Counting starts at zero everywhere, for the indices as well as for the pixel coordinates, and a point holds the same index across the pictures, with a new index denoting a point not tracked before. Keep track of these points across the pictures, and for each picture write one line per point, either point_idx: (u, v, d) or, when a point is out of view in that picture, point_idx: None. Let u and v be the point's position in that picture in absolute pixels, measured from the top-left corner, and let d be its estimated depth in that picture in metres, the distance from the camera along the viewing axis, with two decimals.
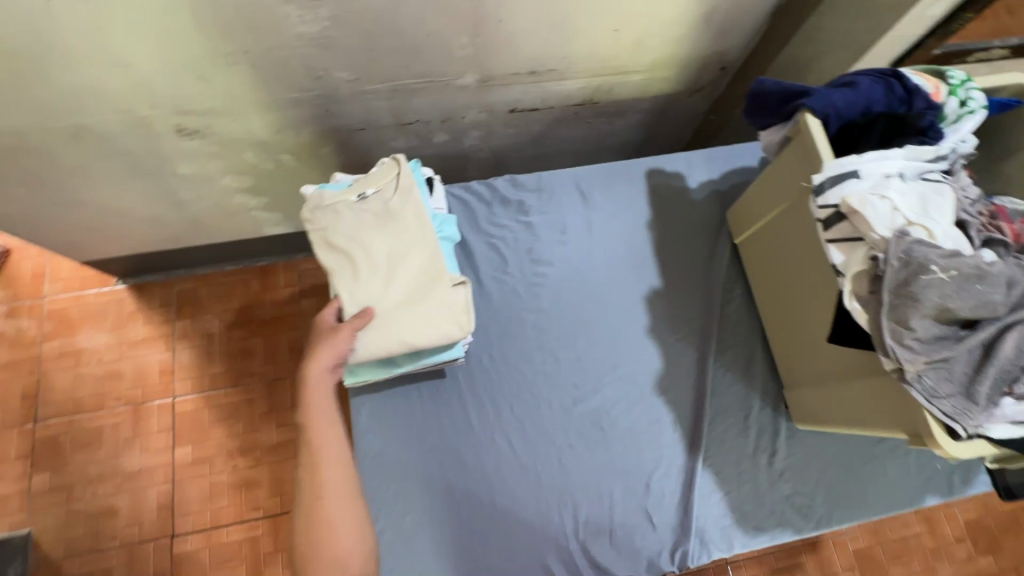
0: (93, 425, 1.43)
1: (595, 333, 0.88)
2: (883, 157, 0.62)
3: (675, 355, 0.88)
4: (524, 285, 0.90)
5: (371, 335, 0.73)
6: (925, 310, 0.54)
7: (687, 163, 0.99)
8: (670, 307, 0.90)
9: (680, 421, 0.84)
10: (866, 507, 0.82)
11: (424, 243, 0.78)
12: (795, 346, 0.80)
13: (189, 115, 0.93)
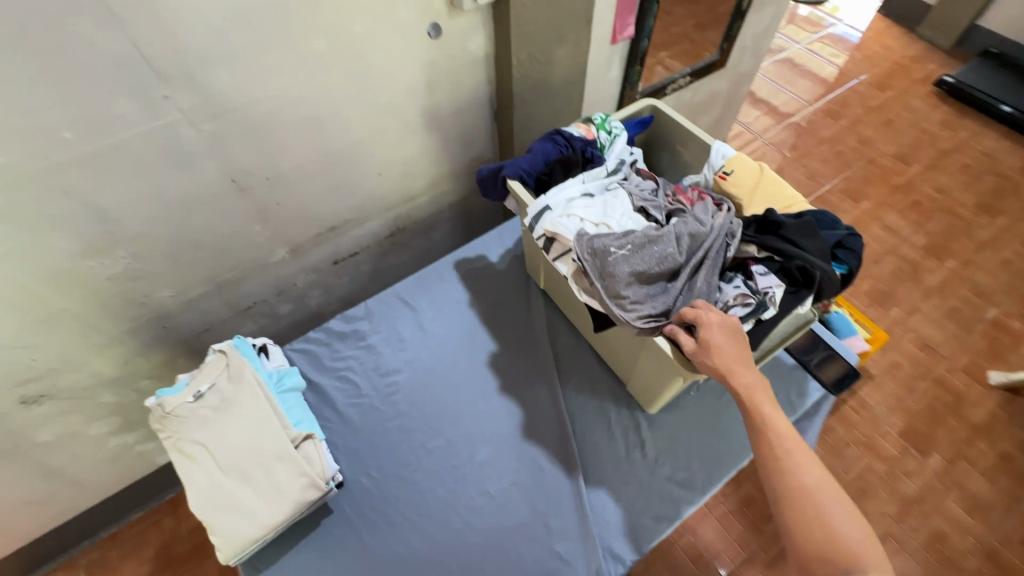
0: None
1: (457, 412, 0.96)
2: (565, 188, 0.81)
3: (531, 400, 0.97)
4: (382, 399, 0.98)
5: (235, 518, 0.76)
6: (623, 281, 0.69)
7: (485, 245, 1.17)
8: (512, 361, 1.02)
9: (556, 454, 0.91)
10: (735, 455, 0.91)
11: (265, 415, 0.82)
12: (608, 348, 0.94)
13: (30, 385, 0.97)
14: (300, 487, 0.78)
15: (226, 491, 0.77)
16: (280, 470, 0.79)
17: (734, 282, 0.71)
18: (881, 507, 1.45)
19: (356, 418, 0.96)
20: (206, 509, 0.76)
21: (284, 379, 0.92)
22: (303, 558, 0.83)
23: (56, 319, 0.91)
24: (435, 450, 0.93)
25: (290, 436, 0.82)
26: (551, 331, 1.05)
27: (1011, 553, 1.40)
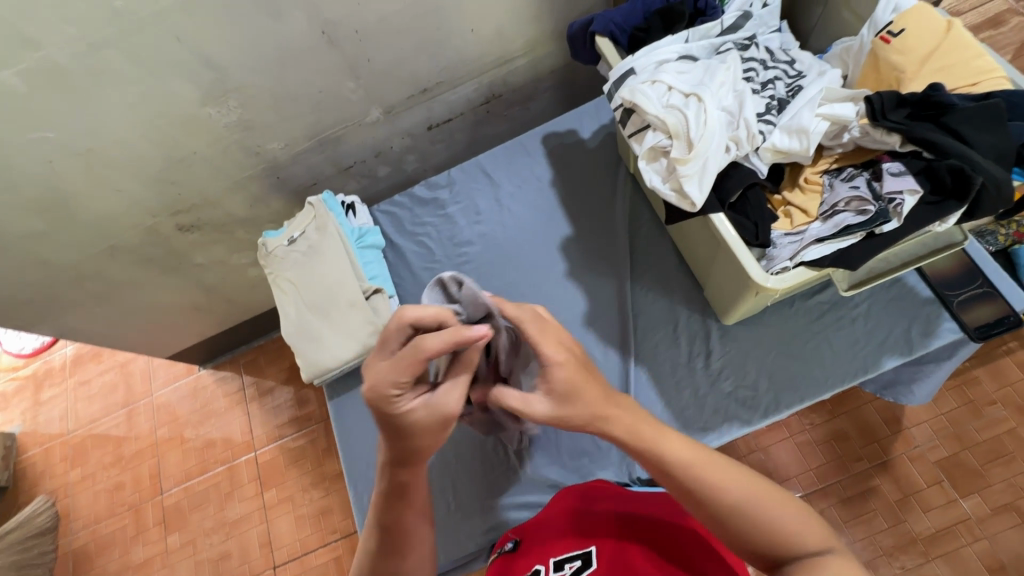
0: (203, 488, 1.72)
1: (520, 289, 0.97)
2: (659, 48, 0.67)
3: (596, 291, 0.94)
4: (453, 268, 1.01)
5: (315, 350, 0.88)
6: (685, 131, 0.60)
7: (578, 119, 1.06)
8: (584, 248, 0.97)
9: (611, 342, 0.89)
10: (814, 386, 0.80)
11: (342, 263, 0.91)
12: (688, 249, 0.84)
13: (182, 214, 1.17)
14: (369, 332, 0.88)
15: (308, 325, 0.89)
16: (352, 314, 0.88)
17: (852, 182, 0.58)
18: (1013, 477, 1.22)
19: (429, 283, 1.01)
20: (293, 337, 0.90)
21: (365, 237, 0.99)
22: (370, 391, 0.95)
23: (189, 159, 1.05)
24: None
25: (362, 286, 0.90)
26: (633, 225, 0.97)
27: None
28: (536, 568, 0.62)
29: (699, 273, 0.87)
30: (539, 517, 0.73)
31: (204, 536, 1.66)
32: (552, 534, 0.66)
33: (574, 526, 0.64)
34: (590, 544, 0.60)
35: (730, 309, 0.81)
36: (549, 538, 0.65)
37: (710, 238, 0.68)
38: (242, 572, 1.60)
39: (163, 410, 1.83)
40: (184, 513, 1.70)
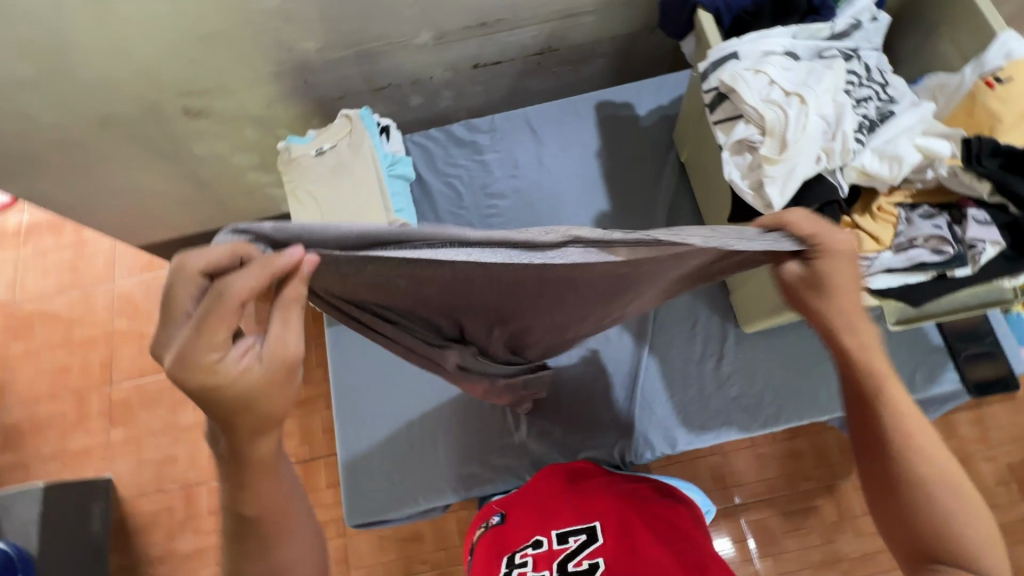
0: (156, 388, 1.65)
1: None
2: (766, 37, 0.64)
3: None
4: (480, 219, 0.98)
5: None
6: (780, 133, 0.58)
7: (636, 93, 1.02)
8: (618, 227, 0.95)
9: (628, 326, 0.89)
10: (816, 407, 0.82)
11: (371, 189, 0.86)
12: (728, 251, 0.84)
13: (191, 97, 1.07)
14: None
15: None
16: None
17: (932, 221, 0.59)
18: None
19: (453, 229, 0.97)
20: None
21: (395, 166, 0.94)
22: None
23: (215, 38, 0.95)
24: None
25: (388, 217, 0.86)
26: (671, 216, 0.95)
27: None
28: (536, 538, 0.61)
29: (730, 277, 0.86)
30: (523, 487, 0.72)
31: (150, 437, 1.60)
32: (548, 506, 0.65)
33: (572, 502, 0.64)
34: (593, 520, 0.60)
35: (756, 318, 0.81)
36: (546, 510, 0.64)
37: None
38: (185, 479, 1.56)
39: (123, 300, 1.73)
40: (131, 409, 1.63)
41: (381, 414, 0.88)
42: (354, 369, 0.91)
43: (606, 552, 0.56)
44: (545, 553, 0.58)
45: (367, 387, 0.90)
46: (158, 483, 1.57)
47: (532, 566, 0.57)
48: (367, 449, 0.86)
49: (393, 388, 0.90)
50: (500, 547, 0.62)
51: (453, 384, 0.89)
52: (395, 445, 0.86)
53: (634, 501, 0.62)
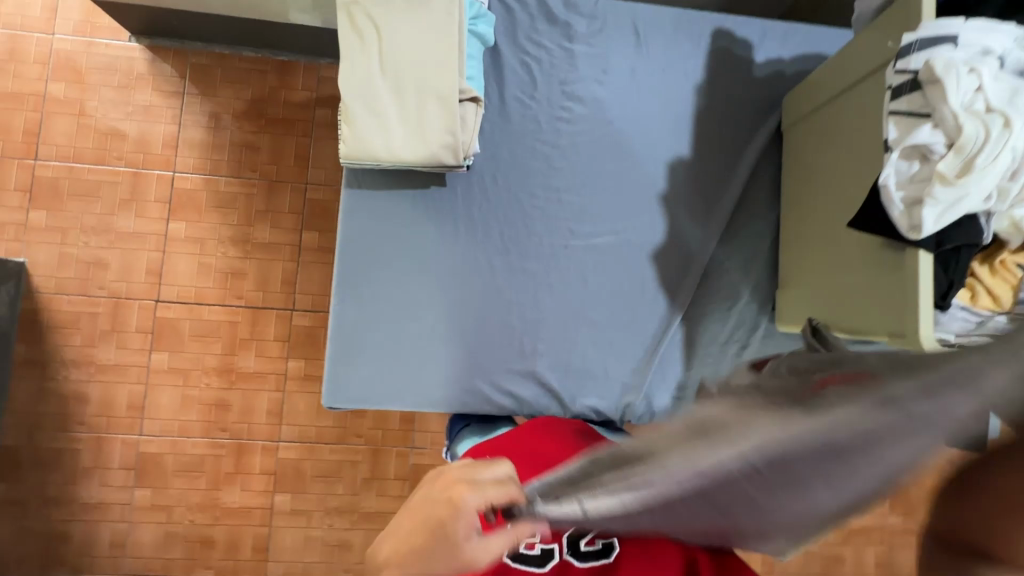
0: (94, 179, 1.44)
1: (610, 173, 1.00)
2: (989, 37, 0.70)
3: (678, 228, 1.00)
4: (529, 136, 0.98)
5: (368, 124, 0.81)
6: (963, 144, 0.67)
7: (760, 34, 1.04)
8: (690, 173, 1.01)
9: (660, 267, 1.00)
10: None
11: (443, 46, 0.83)
12: (797, 237, 0.95)
13: None
14: (442, 144, 0.82)
15: (380, 101, 0.81)
16: (436, 116, 0.82)
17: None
18: None
19: (510, 133, 0.98)
20: (358, 103, 0.81)
21: (477, 22, 0.89)
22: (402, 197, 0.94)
23: None
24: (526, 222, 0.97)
25: (460, 89, 0.83)
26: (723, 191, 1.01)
27: None
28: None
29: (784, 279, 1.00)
30: (517, 433, 0.82)
31: (79, 233, 1.42)
32: (547, 469, 0.76)
33: (566, 463, 0.74)
34: None
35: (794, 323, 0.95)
36: (547, 473, 0.75)
37: (881, 270, 0.77)
38: (116, 289, 1.42)
39: (63, 60, 1.46)
40: (60, 195, 1.43)
41: (377, 303, 0.93)
42: (362, 250, 0.94)
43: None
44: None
45: (380, 261, 0.93)
46: (83, 285, 1.41)
47: (539, 534, 0.70)
48: (357, 330, 0.92)
49: (398, 278, 0.94)
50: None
51: (467, 285, 0.95)
52: (399, 328, 0.93)
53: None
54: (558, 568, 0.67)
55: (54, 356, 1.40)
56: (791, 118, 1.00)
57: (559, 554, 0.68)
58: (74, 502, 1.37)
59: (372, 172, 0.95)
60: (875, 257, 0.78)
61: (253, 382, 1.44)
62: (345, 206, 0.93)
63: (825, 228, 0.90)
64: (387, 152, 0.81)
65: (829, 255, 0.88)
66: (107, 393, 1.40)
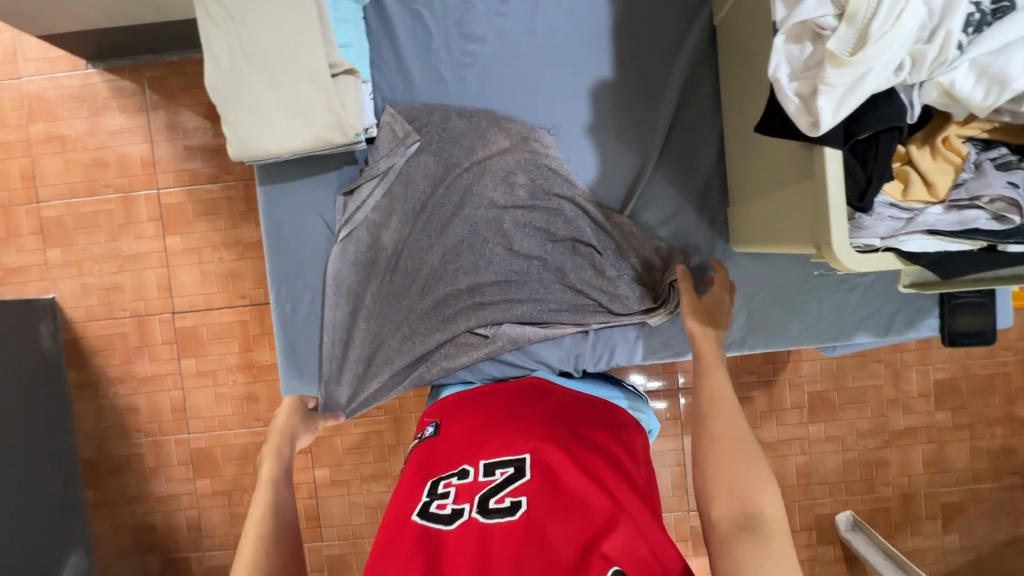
0: (91, 211, 1.52)
1: (524, 114, 0.96)
2: None
3: (614, 158, 0.96)
4: (434, 98, 0.97)
5: (253, 126, 0.84)
6: (852, 12, 0.59)
7: None
8: (619, 94, 0.96)
9: (590, 218, 0.96)
10: (788, 334, 0.93)
11: (303, 27, 0.82)
12: (738, 152, 0.90)
13: None
14: (326, 125, 0.85)
15: (247, 93, 0.83)
16: (312, 98, 0.84)
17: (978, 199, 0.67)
18: (855, 420, 1.50)
19: (419, 93, 0.97)
20: (228, 100, 0.83)
21: None
22: (317, 185, 0.98)
23: None
24: (438, 197, 0.97)
25: (330, 64, 0.84)
26: (656, 111, 0.95)
27: (923, 501, 1.51)
28: (462, 468, 0.76)
29: (732, 196, 0.94)
30: (458, 409, 0.90)
31: (92, 263, 1.53)
32: (474, 440, 0.80)
33: (495, 436, 0.79)
34: (523, 454, 0.75)
35: (745, 241, 0.90)
36: (472, 444, 0.79)
37: (799, 175, 0.71)
38: (135, 308, 1.53)
39: (34, 101, 1.52)
40: (67, 230, 1.53)
41: (318, 303, 0.99)
42: (291, 258, 0.99)
43: (524, 480, 0.71)
44: (469, 483, 0.73)
45: (308, 263, 0.99)
46: (107, 310, 1.53)
47: (455, 494, 0.72)
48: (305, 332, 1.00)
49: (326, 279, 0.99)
50: (427, 475, 0.77)
51: (394, 274, 0.98)
52: (340, 326, 0.99)
53: (551, 437, 0.77)
54: (467, 522, 0.67)
55: (101, 376, 1.55)
56: (721, 8, 0.90)
57: (468, 512, 0.69)
58: (150, 497, 1.56)
59: (285, 168, 0.97)
60: (795, 160, 0.72)
61: (273, 373, 1.53)
62: (264, 217, 0.97)
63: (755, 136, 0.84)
64: (273, 144, 0.85)
65: (763, 165, 0.82)
66: (153, 402, 1.55)
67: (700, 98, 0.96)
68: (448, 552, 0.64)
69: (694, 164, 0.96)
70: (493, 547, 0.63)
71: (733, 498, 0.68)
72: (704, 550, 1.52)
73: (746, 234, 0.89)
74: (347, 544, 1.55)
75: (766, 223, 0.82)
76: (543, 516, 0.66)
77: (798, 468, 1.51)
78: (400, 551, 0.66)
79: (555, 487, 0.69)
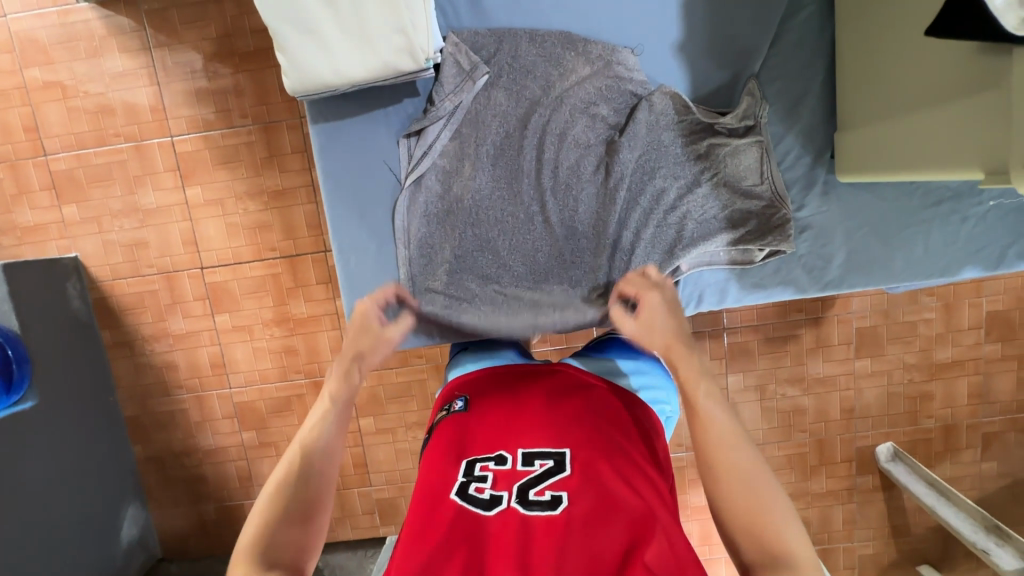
0: (103, 162, 1.43)
1: (610, 35, 0.95)
2: None
3: (704, 79, 0.97)
4: (504, 23, 0.96)
5: (317, 57, 0.82)
6: None
7: None
8: (711, 7, 0.94)
9: (662, 148, 0.97)
10: (892, 272, 0.98)
11: None
12: (852, 80, 0.90)
13: None
14: (395, 50, 0.83)
15: (313, 18, 0.80)
16: (378, 21, 0.81)
17: None
18: (902, 354, 1.48)
19: (490, 15, 0.95)
20: (291, 28, 0.80)
21: None
22: (365, 124, 0.97)
23: None
24: (511, 134, 0.96)
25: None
26: (755, 28, 0.94)
27: (965, 431, 1.52)
28: (499, 453, 0.75)
29: (855, 120, 0.91)
30: (487, 387, 0.87)
31: (111, 218, 1.46)
32: (509, 424, 0.78)
33: (530, 426, 0.77)
34: (564, 447, 0.74)
35: (863, 168, 0.90)
36: (508, 430, 0.77)
37: (975, 92, 0.71)
38: (163, 264, 1.48)
39: (25, 43, 1.39)
40: (80, 184, 1.44)
41: (385, 253, 1.00)
42: (355, 205, 0.99)
43: (563, 477, 0.70)
44: (507, 469, 0.72)
45: (369, 212, 0.99)
46: (134, 267, 1.48)
47: (493, 480, 0.71)
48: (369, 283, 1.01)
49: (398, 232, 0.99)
50: (459, 453, 0.76)
51: (469, 224, 0.98)
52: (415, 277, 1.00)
53: (588, 435, 0.76)
54: (506, 512, 0.67)
55: (135, 335, 1.52)
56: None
57: (507, 501, 0.68)
58: (198, 450, 1.58)
59: (349, 102, 0.96)
60: (976, 66, 0.71)
61: (310, 326, 1.50)
62: (321, 164, 0.97)
63: (887, 51, 0.84)
64: (338, 76, 0.83)
65: (919, 83, 0.79)
66: (191, 359, 1.53)
67: (808, 7, 0.94)
68: (489, 543, 0.64)
69: (793, 86, 0.97)
70: (534, 545, 0.63)
71: (757, 534, 0.67)
72: None
73: (867, 162, 0.89)
74: (395, 488, 1.58)
75: (908, 145, 0.82)
76: (586, 518, 0.66)
77: (841, 404, 1.51)
78: (434, 538, 0.65)
79: (599, 490, 0.69)
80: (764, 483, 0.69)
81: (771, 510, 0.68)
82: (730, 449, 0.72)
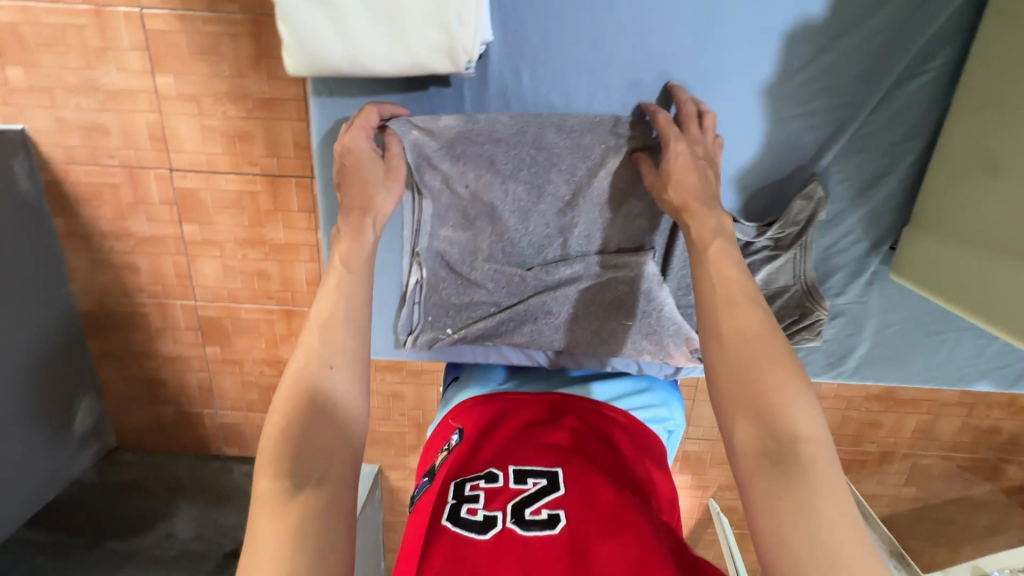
0: (55, 23, 1.20)
1: (701, 87, 0.97)
2: None
3: (796, 138, 1.00)
4: (558, 68, 0.96)
5: (337, 37, 0.82)
6: None
7: None
8: (824, 66, 0.96)
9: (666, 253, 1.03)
10: (906, 369, 1.13)
11: None
12: (929, 187, 0.99)
13: None
14: (430, 49, 0.84)
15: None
16: (416, 16, 0.81)
17: None
18: (868, 385, 1.52)
19: (561, 45, 0.95)
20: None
21: None
22: (375, 110, 1.00)
23: None
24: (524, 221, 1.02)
25: None
26: (863, 91, 0.97)
27: (899, 459, 1.62)
28: (489, 472, 0.78)
29: (928, 224, 0.99)
30: (478, 415, 0.90)
31: (65, 92, 1.26)
32: (496, 449, 0.83)
33: (519, 451, 0.81)
34: (556, 470, 0.77)
35: (916, 276, 1.01)
36: (498, 453, 0.81)
37: None
38: (125, 157, 1.32)
39: None
40: (27, 45, 1.22)
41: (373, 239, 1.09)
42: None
43: (559, 496, 0.73)
44: (497, 488, 0.75)
45: None
46: (91, 153, 1.31)
47: (485, 499, 0.73)
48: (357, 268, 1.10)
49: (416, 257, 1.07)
50: (449, 476, 0.79)
51: (484, 298, 1.06)
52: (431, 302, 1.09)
53: (575, 458, 0.80)
54: (501, 534, 0.69)
55: (92, 228, 1.39)
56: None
57: (502, 521, 0.70)
58: (159, 356, 1.53)
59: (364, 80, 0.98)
60: None
61: (286, 253, 1.40)
62: (318, 144, 1.01)
63: (975, 169, 0.92)
64: (356, 59, 0.84)
65: (1005, 231, 0.86)
66: (154, 264, 1.42)
67: (928, 72, 0.96)
68: (483, 561, 0.65)
69: (875, 162, 1.01)
70: (533, 563, 0.65)
71: (762, 399, 0.72)
72: (688, 471, 1.65)
73: (924, 273, 0.99)
74: None
75: (964, 279, 0.92)
76: (582, 533, 0.68)
77: None
78: (437, 556, 0.67)
79: (592, 506, 0.72)
80: (774, 353, 0.75)
81: (776, 369, 0.74)
82: (737, 318, 0.79)
